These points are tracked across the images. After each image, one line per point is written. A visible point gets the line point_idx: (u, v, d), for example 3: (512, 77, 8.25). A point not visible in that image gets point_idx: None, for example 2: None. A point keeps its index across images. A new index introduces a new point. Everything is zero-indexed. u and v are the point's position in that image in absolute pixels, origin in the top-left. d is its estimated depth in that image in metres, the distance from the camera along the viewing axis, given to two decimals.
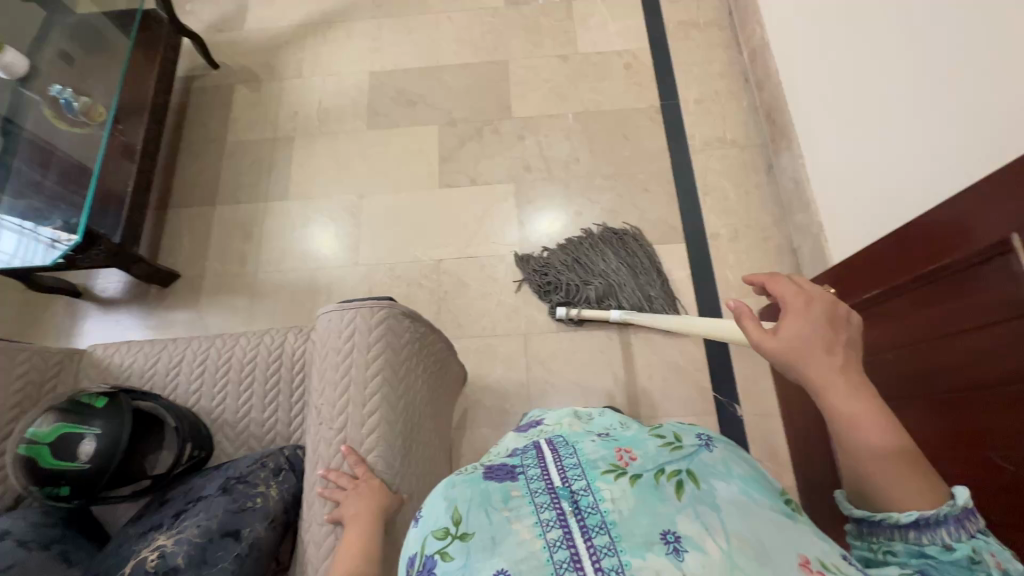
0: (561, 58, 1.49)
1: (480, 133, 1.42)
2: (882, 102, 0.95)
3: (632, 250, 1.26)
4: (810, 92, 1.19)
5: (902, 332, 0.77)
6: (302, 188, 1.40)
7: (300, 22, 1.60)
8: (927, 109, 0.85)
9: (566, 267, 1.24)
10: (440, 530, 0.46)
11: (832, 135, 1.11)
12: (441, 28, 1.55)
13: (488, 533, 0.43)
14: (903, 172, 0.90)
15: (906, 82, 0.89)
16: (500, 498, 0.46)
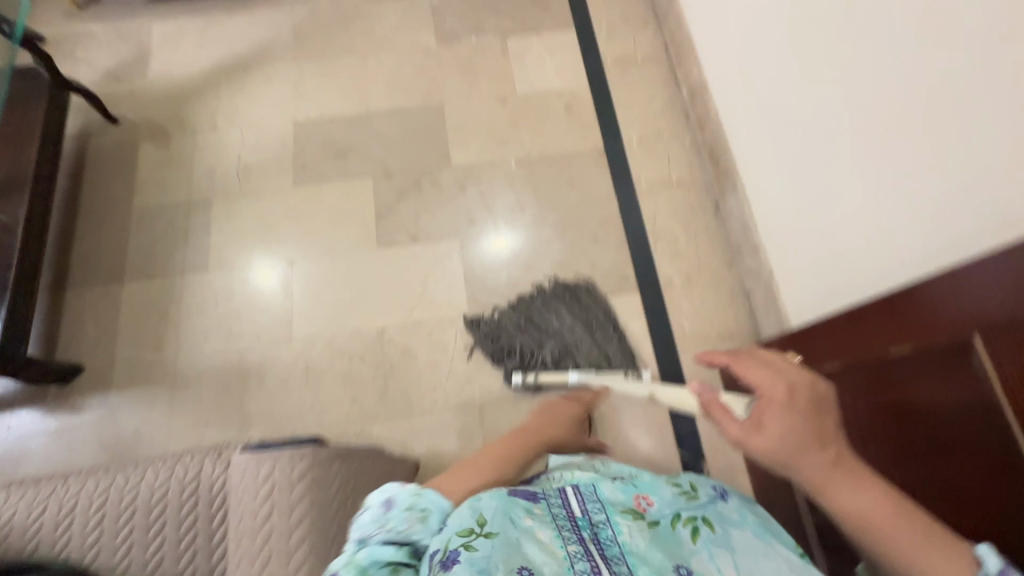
0: (498, 100, 1.42)
1: (419, 185, 1.33)
2: (832, 163, 0.93)
3: (585, 304, 1.21)
4: (752, 138, 1.17)
5: (859, 410, 0.74)
6: (224, 256, 1.26)
7: (211, 67, 1.45)
8: (883, 177, 0.82)
9: (519, 329, 1.18)
10: (465, 530, 0.59)
11: (780, 186, 1.09)
12: (369, 71, 1.45)
13: (514, 534, 0.60)
14: (861, 235, 0.88)
15: (858, 147, 0.87)
16: (525, 509, 0.64)
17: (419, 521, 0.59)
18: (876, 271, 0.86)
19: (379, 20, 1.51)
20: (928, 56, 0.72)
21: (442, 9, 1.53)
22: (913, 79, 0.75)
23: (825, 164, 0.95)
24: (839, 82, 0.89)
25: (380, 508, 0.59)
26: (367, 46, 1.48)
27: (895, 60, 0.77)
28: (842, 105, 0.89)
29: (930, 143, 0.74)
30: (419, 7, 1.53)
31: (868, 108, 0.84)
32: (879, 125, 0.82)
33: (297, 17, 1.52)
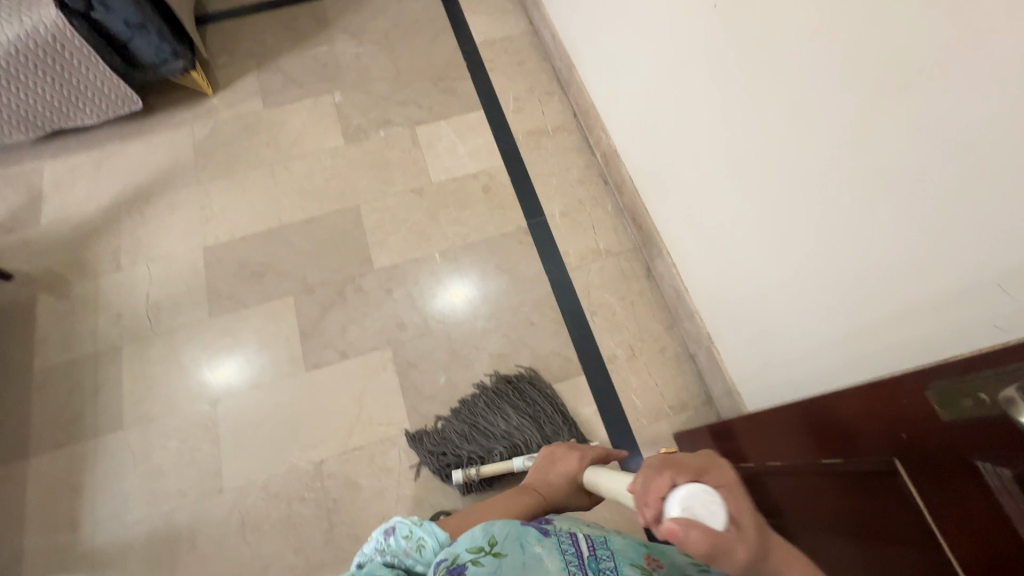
0: (415, 192, 1.39)
1: (342, 295, 1.27)
2: (758, 245, 0.91)
3: (531, 398, 1.16)
4: (667, 197, 1.16)
5: (792, 504, 0.69)
6: (140, 408, 1.17)
7: (109, 202, 1.38)
8: (813, 265, 0.80)
9: (464, 438, 1.11)
10: (475, 546, 0.57)
11: (709, 262, 1.07)
12: (279, 182, 1.41)
13: (521, 559, 0.57)
14: (789, 291, 0.86)
15: (779, 233, 0.85)
16: (535, 539, 0.60)
17: (415, 549, 0.62)
18: (810, 326, 0.84)
19: (284, 127, 1.48)
20: (830, 150, 0.71)
21: (347, 107, 1.51)
22: (820, 170, 0.74)
23: (751, 245, 0.92)
24: (747, 167, 0.88)
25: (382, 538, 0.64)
26: (274, 156, 1.44)
27: (798, 151, 0.77)
28: (755, 189, 0.88)
29: (851, 234, 0.72)
30: (323, 108, 1.51)
31: (780, 195, 0.82)
32: (796, 212, 0.80)
33: (198, 137, 1.47)
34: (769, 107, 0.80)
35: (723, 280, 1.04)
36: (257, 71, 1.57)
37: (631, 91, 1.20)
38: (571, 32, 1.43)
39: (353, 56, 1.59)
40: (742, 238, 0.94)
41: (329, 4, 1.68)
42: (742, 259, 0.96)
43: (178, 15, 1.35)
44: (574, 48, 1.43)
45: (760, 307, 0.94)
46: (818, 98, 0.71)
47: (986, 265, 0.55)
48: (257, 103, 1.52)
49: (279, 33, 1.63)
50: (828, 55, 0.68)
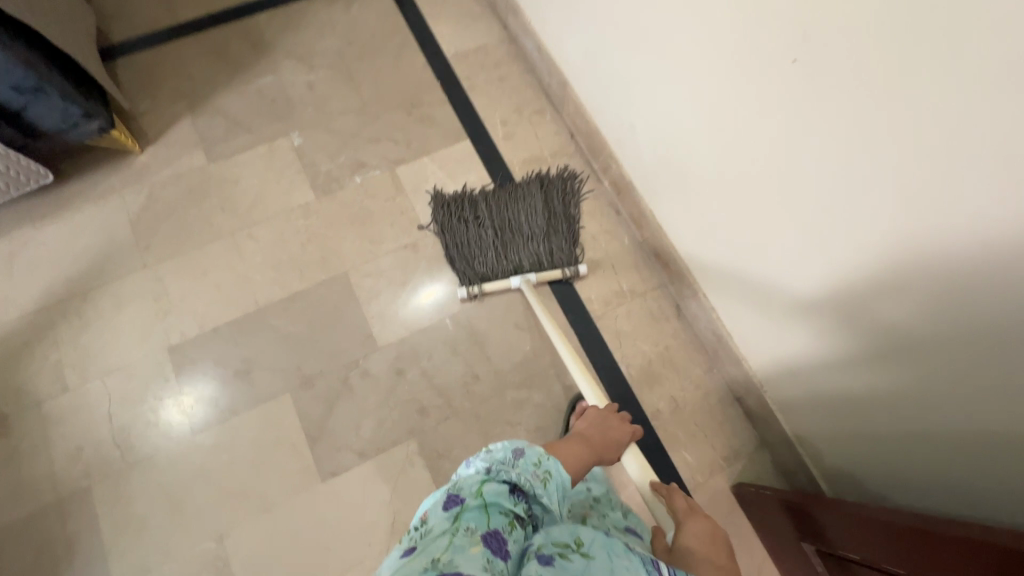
0: (409, 248, 1.22)
1: (348, 384, 1.11)
2: (852, 315, 0.77)
3: (550, 231, 1.20)
4: (688, 213, 1.05)
5: None
6: (130, 558, 0.99)
7: (36, 307, 1.13)
8: (938, 354, 0.66)
9: (485, 255, 1.17)
10: (564, 543, 0.67)
11: (775, 318, 0.93)
12: (246, 255, 1.20)
13: (607, 564, 0.66)
14: (857, 297, 0.75)
15: (888, 309, 0.70)
16: (619, 548, 0.69)
17: (540, 478, 0.77)
18: (891, 342, 0.72)
19: (238, 185, 1.25)
20: (969, 225, 0.57)
21: (310, 151, 1.29)
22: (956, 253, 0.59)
23: (841, 315, 0.78)
24: (843, 225, 0.72)
25: (510, 457, 0.78)
26: (234, 223, 1.22)
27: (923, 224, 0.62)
28: (851, 254, 0.73)
29: (992, 329, 0.58)
30: (282, 156, 1.28)
31: (881, 251, 0.68)
32: (914, 289, 0.66)
33: (134, 209, 1.22)
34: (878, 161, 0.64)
35: (797, 340, 0.90)
36: (191, 116, 1.31)
37: (653, 113, 1.03)
38: (562, 46, 1.25)
39: (305, 86, 1.35)
40: (826, 306, 0.80)
41: (265, 22, 1.41)
42: (825, 324, 0.82)
43: (84, 65, 1.07)
44: (567, 63, 1.25)
45: (823, 318, 0.82)
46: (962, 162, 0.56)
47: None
48: (198, 156, 1.27)
49: (210, 64, 1.36)
50: (985, 110, 0.52)
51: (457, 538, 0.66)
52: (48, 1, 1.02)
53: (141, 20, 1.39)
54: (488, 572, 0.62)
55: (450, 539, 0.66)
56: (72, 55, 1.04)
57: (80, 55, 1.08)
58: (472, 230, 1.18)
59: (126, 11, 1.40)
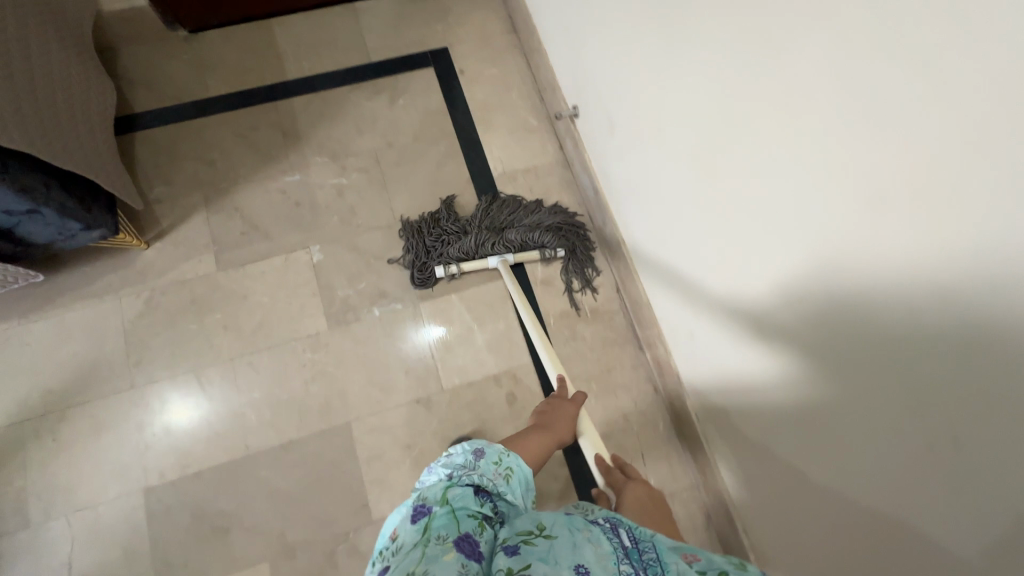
0: (421, 403, 1.10)
1: (332, 560, 1.00)
2: (784, 338, 0.74)
3: (541, 218, 1.19)
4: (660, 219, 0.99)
5: None
6: None
7: (7, 419, 1.03)
8: (847, 375, 0.64)
9: (465, 236, 1.17)
10: (528, 532, 0.60)
11: (715, 338, 0.91)
12: (242, 386, 1.09)
13: (571, 539, 0.58)
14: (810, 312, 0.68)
15: (812, 326, 0.68)
16: (581, 523, 0.62)
17: (502, 475, 0.74)
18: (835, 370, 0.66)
19: (245, 301, 1.14)
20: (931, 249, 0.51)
21: (328, 270, 1.17)
22: (878, 266, 0.57)
23: (773, 339, 0.76)
24: (782, 238, 0.70)
25: (470, 458, 0.74)
26: (235, 347, 1.11)
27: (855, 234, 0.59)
28: (802, 260, 0.68)
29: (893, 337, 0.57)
30: (298, 272, 1.17)
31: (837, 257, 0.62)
32: (844, 304, 0.63)
33: (129, 315, 1.11)
34: (813, 163, 0.62)
35: (729, 362, 0.89)
36: (205, 211, 1.19)
37: (631, 126, 1.01)
38: (613, 183, 1.14)
39: (334, 190, 1.23)
40: (760, 324, 0.78)
41: (300, 107, 1.29)
42: (758, 347, 0.80)
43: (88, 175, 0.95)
44: (616, 191, 1.13)
45: (774, 337, 0.76)
46: (887, 162, 0.54)
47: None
48: (206, 262, 1.16)
49: (234, 149, 1.24)
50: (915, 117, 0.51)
51: (427, 550, 0.60)
52: (45, 114, 0.90)
53: (167, 89, 1.28)
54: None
55: (418, 554, 0.60)
56: (73, 167, 0.91)
57: (82, 162, 0.95)
58: (444, 223, 1.18)
59: (153, 75, 1.29)
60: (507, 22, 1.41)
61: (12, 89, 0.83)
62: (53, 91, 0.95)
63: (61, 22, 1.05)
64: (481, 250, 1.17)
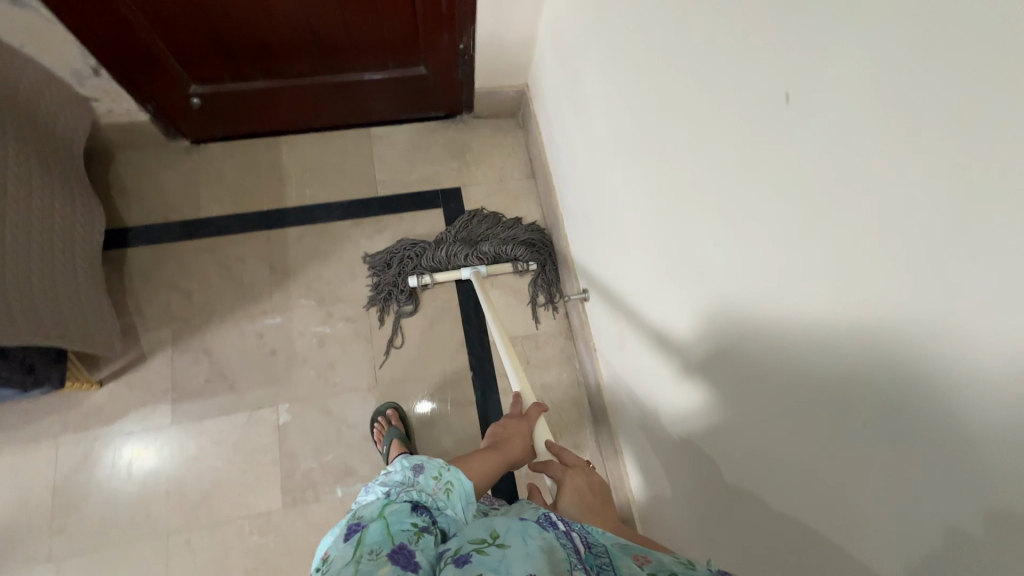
0: None
1: None
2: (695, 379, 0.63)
3: (510, 229, 1.23)
4: (606, 229, 0.91)
5: None
6: None
7: None
8: (752, 382, 0.50)
9: (438, 248, 1.19)
10: (479, 541, 0.49)
11: (649, 358, 0.79)
12: (174, 569, 0.95)
13: (525, 549, 0.46)
14: (712, 353, 0.58)
15: (724, 330, 0.54)
16: (536, 528, 0.50)
17: (443, 490, 0.65)
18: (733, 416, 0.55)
19: (195, 464, 1.02)
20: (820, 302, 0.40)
21: (294, 434, 1.06)
22: (778, 267, 0.44)
23: (689, 363, 0.64)
24: (693, 266, 0.59)
25: (408, 476, 0.65)
26: (174, 521, 0.98)
27: (750, 204, 0.47)
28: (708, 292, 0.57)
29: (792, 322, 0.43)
30: (260, 435, 1.05)
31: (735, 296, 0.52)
32: (743, 354, 0.52)
33: (63, 469, 0.99)
34: (705, 118, 0.51)
35: (661, 389, 0.75)
36: (171, 350, 1.09)
37: (585, 130, 0.93)
38: (576, 208, 1.07)
39: (314, 340, 1.13)
40: (685, 336, 0.64)
41: (294, 240, 1.20)
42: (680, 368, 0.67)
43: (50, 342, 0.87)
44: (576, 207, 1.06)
45: (686, 374, 0.65)
46: (768, 101, 0.42)
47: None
48: (162, 412, 1.05)
49: (214, 280, 1.15)
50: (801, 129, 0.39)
51: (361, 565, 0.49)
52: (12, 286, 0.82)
53: (155, 205, 1.19)
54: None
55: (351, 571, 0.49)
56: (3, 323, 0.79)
57: (19, 314, 0.82)
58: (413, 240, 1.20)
59: (141, 185, 1.20)
60: (526, 166, 1.35)
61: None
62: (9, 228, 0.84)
63: (45, 147, 0.95)
64: (456, 261, 1.19)
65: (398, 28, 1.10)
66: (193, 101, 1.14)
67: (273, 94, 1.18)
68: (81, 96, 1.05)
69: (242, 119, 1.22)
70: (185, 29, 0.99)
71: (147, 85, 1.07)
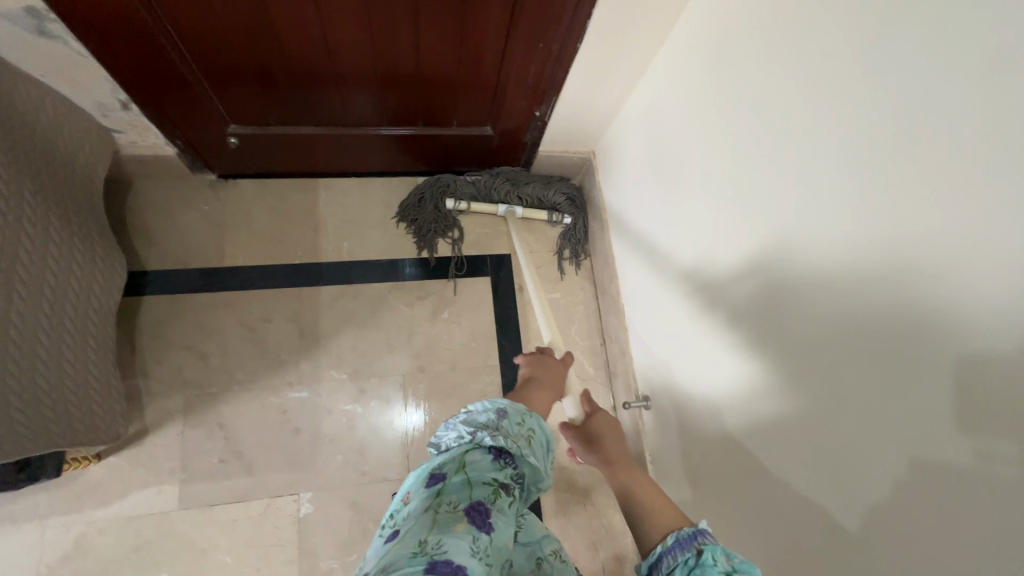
0: None
1: None
2: (728, 311, 0.72)
3: (552, 177, 1.22)
4: (640, 183, 0.98)
5: None
6: None
7: None
8: (779, 355, 0.63)
9: (478, 184, 1.18)
10: None
11: (674, 308, 0.87)
12: None
13: None
14: (754, 280, 0.67)
15: (779, 272, 0.62)
16: None
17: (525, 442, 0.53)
18: (767, 335, 0.64)
19: (202, 558, 0.91)
20: (900, 241, 0.47)
21: (316, 529, 0.96)
22: (853, 213, 0.52)
23: (724, 297, 0.73)
24: (747, 211, 0.67)
25: (492, 418, 0.53)
26: None
27: (844, 166, 0.53)
28: (760, 235, 0.65)
29: (832, 305, 0.55)
30: (278, 528, 0.95)
31: (795, 235, 0.59)
32: (798, 285, 0.59)
33: (47, 558, 0.87)
34: (817, 74, 0.56)
35: (687, 334, 0.84)
36: (181, 422, 0.97)
37: (639, 88, 0.97)
38: (607, 164, 1.13)
39: (344, 419, 1.03)
40: (726, 275, 0.72)
41: (327, 301, 1.09)
42: (713, 306, 0.76)
43: (56, 440, 0.77)
44: (608, 162, 1.12)
45: (716, 304, 0.75)
46: (923, 95, 0.45)
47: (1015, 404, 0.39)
48: (168, 495, 0.93)
49: (236, 341, 1.03)
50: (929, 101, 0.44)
51: (439, 515, 0.44)
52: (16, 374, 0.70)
53: (175, 246, 1.07)
54: (482, 554, 0.42)
55: (429, 518, 0.43)
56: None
57: (7, 419, 0.69)
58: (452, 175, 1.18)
59: (160, 223, 1.07)
60: None
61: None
62: (9, 312, 0.70)
63: (66, 194, 0.82)
64: (492, 197, 1.19)
65: (473, 90, 0.99)
66: (230, 140, 1.01)
67: (319, 139, 1.06)
68: (103, 128, 0.92)
69: (280, 160, 1.09)
70: (234, 71, 0.87)
71: (182, 121, 0.94)
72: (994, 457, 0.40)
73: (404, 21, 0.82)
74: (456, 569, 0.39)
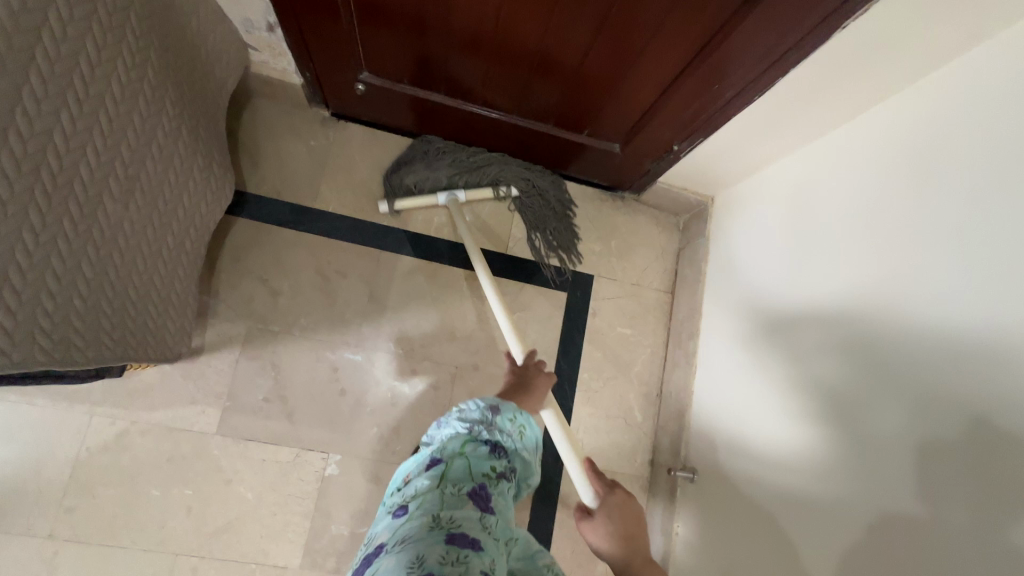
0: None
1: None
2: (789, 386, 0.80)
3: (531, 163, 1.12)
4: (733, 235, 1.02)
5: None
6: None
7: None
8: (826, 431, 0.72)
9: (428, 166, 1.07)
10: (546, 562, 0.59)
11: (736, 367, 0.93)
12: None
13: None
14: (826, 368, 0.74)
15: (850, 365, 0.70)
16: None
17: (517, 433, 0.67)
18: (823, 418, 0.72)
19: (226, 487, 0.93)
20: (971, 367, 0.56)
21: (335, 492, 0.96)
22: (936, 339, 0.60)
23: (785, 374, 0.81)
24: (834, 299, 0.74)
25: (486, 413, 0.67)
26: (186, 544, 0.90)
27: (937, 291, 0.61)
28: (841, 323, 0.73)
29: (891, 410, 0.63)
30: (301, 480, 0.96)
31: (876, 338, 0.67)
32: (862, 381, 0.68)
33: (89, 444, 0.90)
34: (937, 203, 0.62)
35: (742, 393, 0.90)
36: (238, 351, 0.97)
37: None
38: (714, 232, 1.09)
39: (389, 394, 1.02)
40: (797, 349, 0.80)
41: (403, 272, 1.06)
42: (769, 376, 0.84)
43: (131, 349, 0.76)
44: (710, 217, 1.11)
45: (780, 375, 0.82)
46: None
47: (991, 505, 0.51)
48: (209, 417, 0.94)
49: (306, 285, 1.02)
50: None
51: (446, 495, 0.55)
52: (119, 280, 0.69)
53: (272, 175, 1.04)
54: (488, 529, 0.53)
55: (437, 497, 0.55)
56: (77, 344, 0.64)
57: (98, 330, 0.67)
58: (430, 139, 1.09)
59: (263, 145, 1.05)
60: (668, 279, 1.19)
61: (54, 251, 0.56)
62: (127, 219, 0.68)
63: (198, 103, 0.80)
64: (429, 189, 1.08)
65: (620, 107, 0.92)
66: (358, 87, 0.97)
67: (447, 111, 1.01)
68: (243, 43, 0.89)
69: (398, 118, 1.05)
70: (389, 25, 0.82)
71: (319, 57, 0.90)
72: (951, 519, 0.55)
73: (587, 25, 0.75)
74: (471, 542, 0.50)
